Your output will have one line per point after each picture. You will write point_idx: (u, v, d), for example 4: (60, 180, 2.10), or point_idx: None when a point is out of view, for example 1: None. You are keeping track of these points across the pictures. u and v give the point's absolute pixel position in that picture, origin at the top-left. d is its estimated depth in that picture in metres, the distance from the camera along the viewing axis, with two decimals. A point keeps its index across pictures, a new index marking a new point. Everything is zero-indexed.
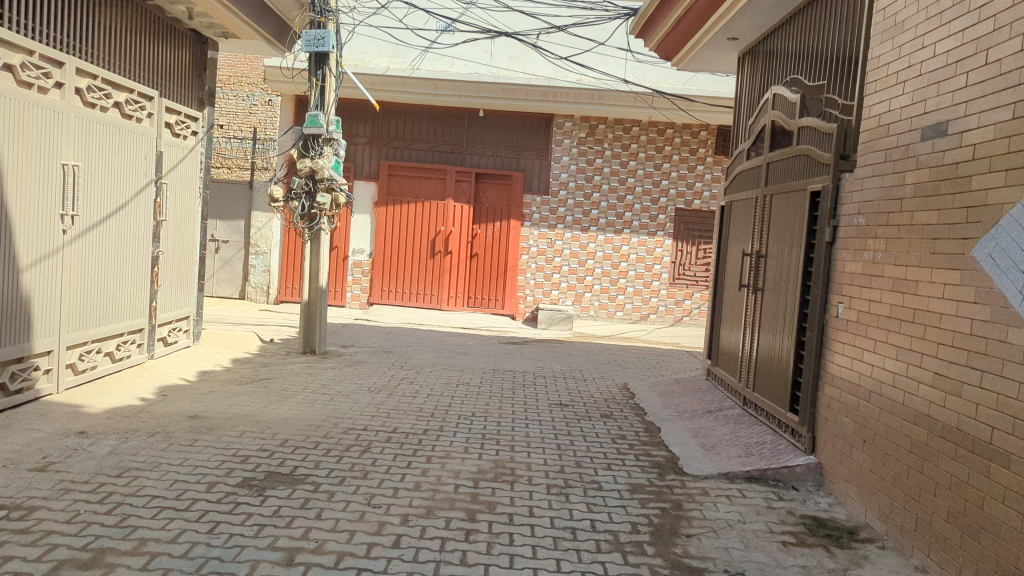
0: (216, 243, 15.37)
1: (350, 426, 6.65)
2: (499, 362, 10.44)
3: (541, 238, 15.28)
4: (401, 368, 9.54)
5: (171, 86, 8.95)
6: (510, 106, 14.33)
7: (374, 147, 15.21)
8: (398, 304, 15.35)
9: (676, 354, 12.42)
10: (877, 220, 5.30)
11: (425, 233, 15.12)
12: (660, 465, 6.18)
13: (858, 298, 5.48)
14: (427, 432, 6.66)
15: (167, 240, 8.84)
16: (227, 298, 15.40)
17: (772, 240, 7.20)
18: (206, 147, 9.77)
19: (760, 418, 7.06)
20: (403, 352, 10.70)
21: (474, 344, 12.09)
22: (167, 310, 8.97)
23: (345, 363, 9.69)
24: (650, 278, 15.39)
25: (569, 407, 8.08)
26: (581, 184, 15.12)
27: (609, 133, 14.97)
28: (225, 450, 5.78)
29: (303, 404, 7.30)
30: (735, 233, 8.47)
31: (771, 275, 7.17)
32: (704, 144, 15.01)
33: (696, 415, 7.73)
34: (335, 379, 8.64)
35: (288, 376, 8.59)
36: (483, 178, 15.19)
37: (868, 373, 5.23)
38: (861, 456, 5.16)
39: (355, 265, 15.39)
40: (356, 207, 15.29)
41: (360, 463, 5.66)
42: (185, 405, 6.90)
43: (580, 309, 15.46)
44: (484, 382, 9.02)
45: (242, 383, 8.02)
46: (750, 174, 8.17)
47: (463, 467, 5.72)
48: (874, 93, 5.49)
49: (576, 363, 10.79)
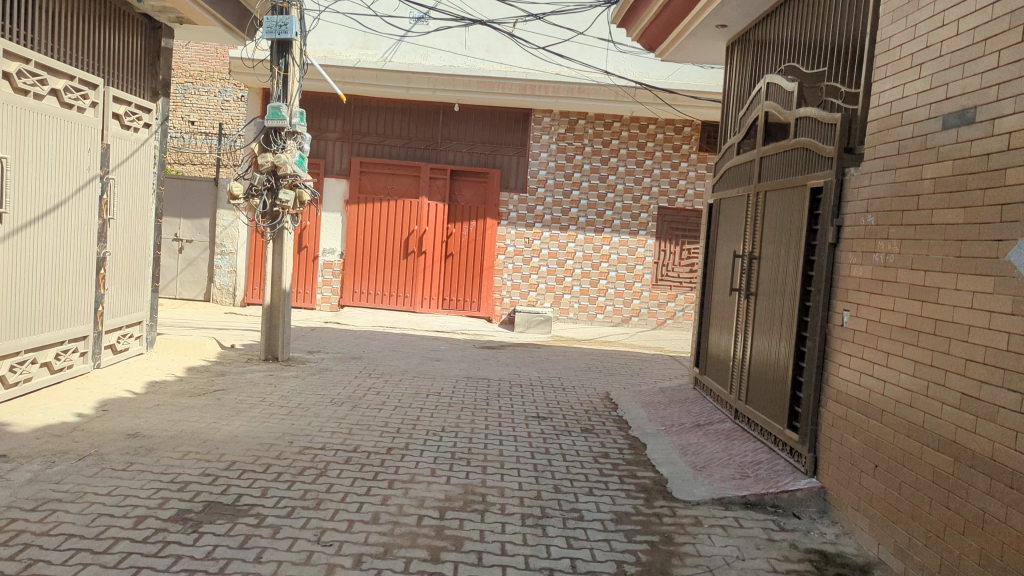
0: (180, 243, 14.66)
1: (306, 445, 6.05)
2: (473, 369, 9.86)
3: (519, 237, 14.71)
4: (369, 377, 8.95)
5: (122, 74, 8.27)
6: (487, 100, 13.75)
7: (345, 143, 14.56)
8: (369, 306, 14.74)
9: (660, 360, 11.90)
10: (889, 219, 4.79)
11: (398, 232, 14.51)
12: (646, 490, 5.63)
13: (866, 307, 4.98)
14: (391, 451, 6.06)
15: (116, 239, 8.17)
16: (191, 300, 14.67)
17: (766, 242, 6.68)
18: (160, 141, 9.10)
19: (753, 434, 6.54)
20: (372, 359, 10.10)
21: (449, 349, 11.50)
22: (116, 316, 8.31)
23: (310, 371, 9.07)
24: (632, 279, 14.86)
25: (548, 421, 7.51)
26: (560, 182, 14.57)
27: (589, 128, 14.44)
28: (163, 475, 5.15)
29: (257, 419, 6.69)
30: (724, 234, 7.95)
31: (765, 280, 6.65)
32: (687, 141, 14.50)
33: (684, 430, 7.19)
34: (296, 389, 8.03)
35: (246, 387, 7.95)
36: (459, 175, 14.60)
37: (880, 390, 4.75)
38: (874, 483, 4.70)
39: (325, 266, 14.72)
40: (326, 205, 14.64)
41: (314, 490, 5.07)
42: (126, 421, 6.26)
43: (559, 312, 14.93)
44: (456, 392, 8.43)
45: (194, 395, 7.39)
46: (741, 169, 7.63)
47: (428, 494, 5.14)
48: (885, 77, 4.97)
49: (555, 370, 10.23)
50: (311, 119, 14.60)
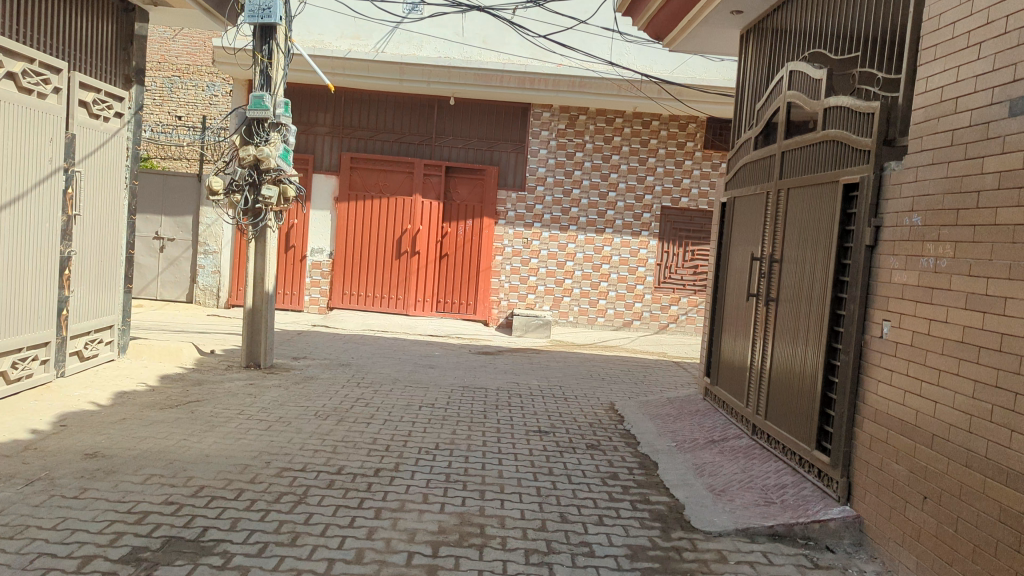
0: (161, 241, 14.02)
1: (285, 465, 5.47)
2: (469, 377, 9.30)
3: (517, 238, 14.14)
4: (358, 386, 8.36)
5: (90, 59, 7.69)
6: (483, 94, 13.18)
7: (336, 138, 13.97)
8: (360, 308, 14.16)
9: (664, 366, 11.36)
10: (940, 219, 4.25)
11: (391, 232, 13.93)
12: (662, 519, 5.08)
13: (911, 318, 4.43)
14: (379, 473, 5.49)
15: (83, 237, 7.60)
16: (173, 301, 14.06)
17: (789, 243, 6.13)
18: (134, 132, 8.52)
19: (775, 453, 5.99)
20: (362, 366, 9.53)
21: (442, 354, 10.93)
22: (83, 320, 7.73)
23: (293, 380, 8.48)
24: (633, 281, 14.32)
25: (550, 436, 6.94)
26: (560, 180, 14.00)
27: (590, 124, 13.89)
28: (120, 504, 4.58)
29: (233, 436, 6.11)
30: (739, 234, 7.41)
31: (788, 285, 6.10)
32: (692, 138, 13.96)
33: (698, 447, 6.62)
34: (278, 400, 7.46)
35: (223, 398, 7.37)
36: (454, 172, 14.02)
37: (929, 412, 4.21)
38: (923, 517, 4.15)
39: (314, 267, 14.16)
40: (314, 203, 14.03)
41: (290, 522, 4.49)
42: (86, 439, 5.67)
43: (558, 315, 14.37)
44: (451, 404, 7.85)
45: (165, 408, 6.81)
46: (758, 165, 7.08)
47: (419, 525, 4.57)
48: (935, 59, 4.43)
49: (555, 378, 9.66)
50: (300, 112, 14.00)
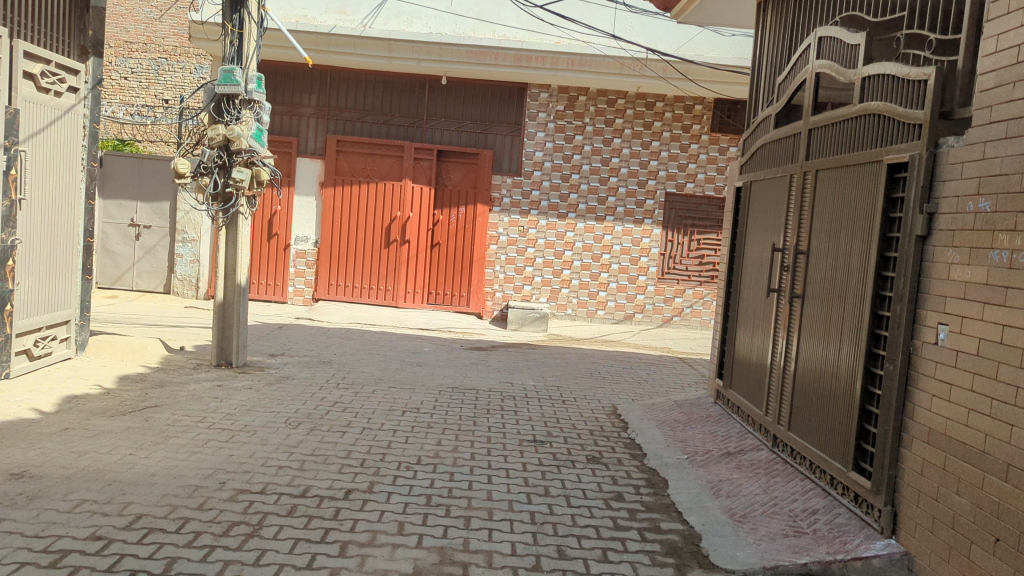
0: (137, 228, 13.27)
1: (241, 487, 4.75)
2: (459, 377, 8.59)
3: (512, 226, 13.41)
4: (337, 388, 7.64)
5: (37, 27, 6.95)
6: (477, 72, 12.41)
7: (320, 120, 13.21)
8: (347, 300, 13.43)
9: (668, 363, 10.65)
10: (1018, 204, 3.53)
11: (379, 219, 13.19)
12: (675, 553, 4.37)
13: (978, 322, 3.71)
14: (350, 496, 4.77)
15: (29, 223, 6.87)
16: (150, 292, 13.32)
17: (817, 233, 5.43)
18: (91, 109, 7.77)
19: (802, 471, 5.29)
20: (344, 364, 8.81)
21: (432, 350, 10.22)
22: (32, 316, 7.02)
23: (267, 380, 7.77)
24: (636, 272, 13.60)
25: (547, 446, 6.21)
26: (558, 164, 13.26)
27: (590, 106, 13.16)
28: (37, 541, 3.87)
29: (187, 450, 5.39)
30: (757, 223, 6.69)
31: (816, 280, 5.39)
32: (698, 120, 13.23)
33: (713, 461, 5.90)
34: (246, 404, 6.75)
35: (185, 402, 6.67)
36: (446, 156, 13.28)
37: (1002, 436, 3.49)
38: (994, 564, 3.44)
39: (298, 256, 13.43)
40: (299, 188, 13.30)
41: (238, 562, 3.79)
42: (15, 457, 4.96)
43: (556, 308, 13.66)
44: (438, 408, 7.13)
45: (117, 415, 6.09)
46: (779, 146, 6.36)
47: (392, 566, 3.86)
48: (1009, 13, 3.71)
49: (552, 378, 8.95)
50: (284, 93, 13.23)
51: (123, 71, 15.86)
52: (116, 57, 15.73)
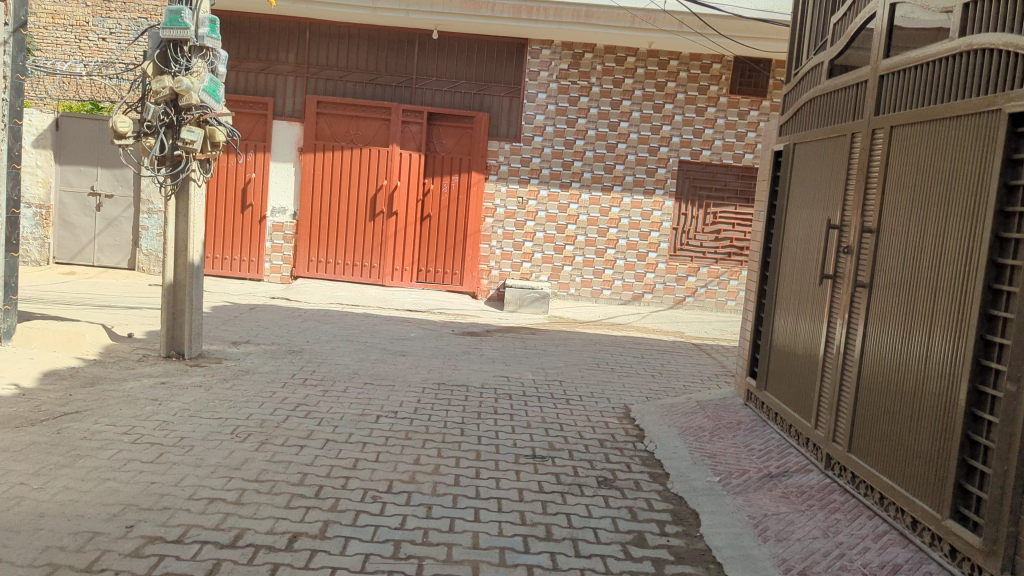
0: (97, 198, 12.13)
1: (151, 535, 3.65)
2: (446, 370, 7.48)
3: (510, 197, 12.25)
4: (304, 386, 6.54)
5: None
6: (473, 25, 11.27)
7: (299, 78, 12.02)
8: (330, 277, 12.31)
9: (683, 350, 9.57)
10: None
11: (364, 188, 12.04)
12: None
13: None
14: (294, 546, 3.67)
15: None
16: (114, 268, 12.23)
17: (892, 203, 4.32)
18: (13, 56, 6.62)
19: (869, 506, 4.19)
20: (316, 354, 7.70)
21: (419, 336, 9.11)
22: None
23: (223, 375, 6.66)
24: (646, 248, 12.48)
25: (549, 464, 5.11)
26: (561, 129, 12.08)
27: (597, 64, 11.96)
28: None
29: (97, 477, 4.28)
30: (803, 194, 5.56)
31: (889, 263, 4.28)
32: (716, 81, 12.05)
33: (752, 487, 4.81)
34: (189, 408, 5.64)
35: (116, 405, 5.57)
36: (437, 119, 12.10)
37: None
38: None
39: (275, 229, 12.28)
40: (275, 154, 12.12)
41: None
42: None
43: (558, 287, 12.53)
44: (419, 412, 6.01)
45: (23, 426, 4.98)
46: (833, 99, 5.21)
47: None
48: None
49: (553, 370, 7.85)
50: (259, 47, 12.03)
51: (102, 33, 12.89)
52: (92, 16, 12.60)
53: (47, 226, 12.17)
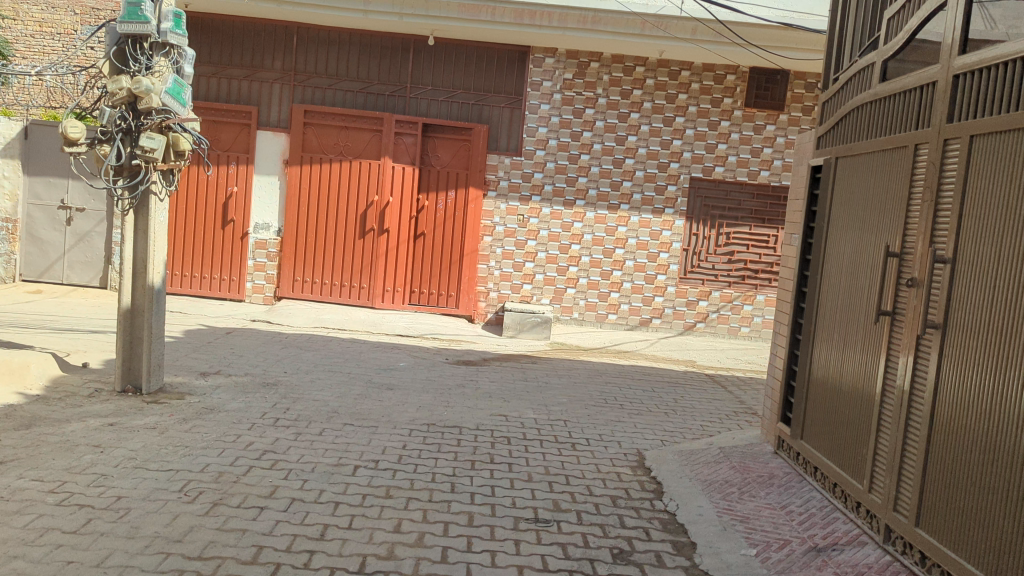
0: (68, 211, 11.39)
1: None
2: (437, 407, 6.69)
3: (510, 214, 11.51)
4: (275, 428, 5.74)
5: None
6: (472, 31, 10.59)
7: (286, 86, 11.31)
8: (316, 298, 11.55)
9: (696, 382, 8.79)
10: None
11: (354, 203, 11.30)
12: None
13: None
14: None
15: None
16: (84, 286, 11.47)
17: (971, 227, 3.57)
18: None
19: None
20: (293, 388, 6.91)
21: (409, 366, 8.32)
22: None
23: (184, 414, 5.87)
24: (654, 270, 11.73)
25: (555, 532, 4.32)
26: (564, 142, 11.36)
27: (604, 74, 11.27)
28: None
29: (2, 555, 3.49)
30: (850, 214, 4.80)
31: (969, 299, 3.52)
32: (730, 93, 11.36)
33: (797, 565, 4.03)
34: (134, 457, 4.84)
35: (48, 453, 4.77)
36: (432, 130, 11.36)
37: None
38: None
39: (257, 246, 11.54)
40: (259, 166, 11.39)
41: None
42: None
43: (560, 311, 11.77)
44: (404, 462, 5.22)
45: None
46: (888, 105, 4.46)
47: None
48: None
49: (556, 407, 7.06)
50: (244, 53, 11.32)
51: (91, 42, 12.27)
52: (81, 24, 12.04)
53: (14, 241, 11.44)
